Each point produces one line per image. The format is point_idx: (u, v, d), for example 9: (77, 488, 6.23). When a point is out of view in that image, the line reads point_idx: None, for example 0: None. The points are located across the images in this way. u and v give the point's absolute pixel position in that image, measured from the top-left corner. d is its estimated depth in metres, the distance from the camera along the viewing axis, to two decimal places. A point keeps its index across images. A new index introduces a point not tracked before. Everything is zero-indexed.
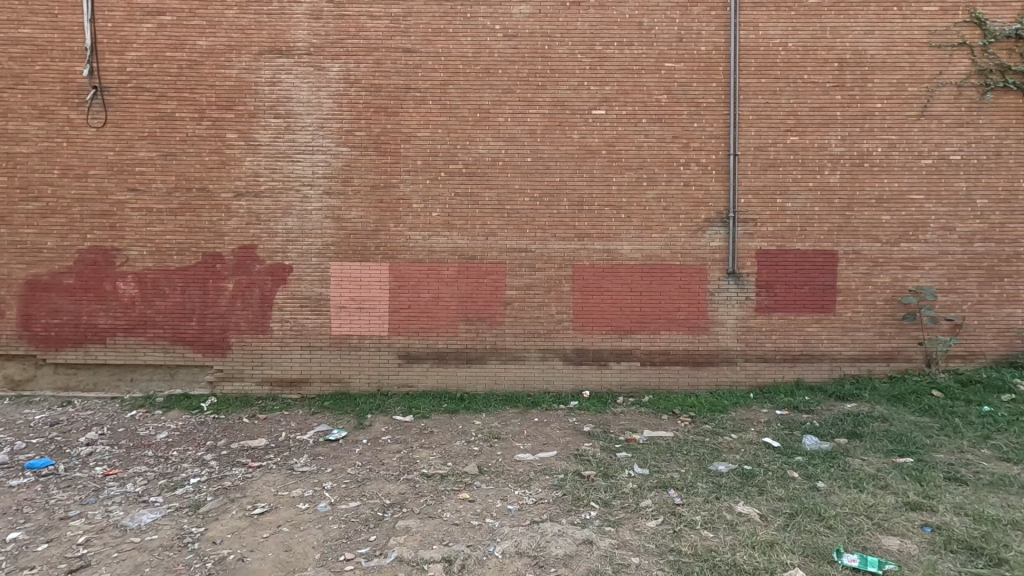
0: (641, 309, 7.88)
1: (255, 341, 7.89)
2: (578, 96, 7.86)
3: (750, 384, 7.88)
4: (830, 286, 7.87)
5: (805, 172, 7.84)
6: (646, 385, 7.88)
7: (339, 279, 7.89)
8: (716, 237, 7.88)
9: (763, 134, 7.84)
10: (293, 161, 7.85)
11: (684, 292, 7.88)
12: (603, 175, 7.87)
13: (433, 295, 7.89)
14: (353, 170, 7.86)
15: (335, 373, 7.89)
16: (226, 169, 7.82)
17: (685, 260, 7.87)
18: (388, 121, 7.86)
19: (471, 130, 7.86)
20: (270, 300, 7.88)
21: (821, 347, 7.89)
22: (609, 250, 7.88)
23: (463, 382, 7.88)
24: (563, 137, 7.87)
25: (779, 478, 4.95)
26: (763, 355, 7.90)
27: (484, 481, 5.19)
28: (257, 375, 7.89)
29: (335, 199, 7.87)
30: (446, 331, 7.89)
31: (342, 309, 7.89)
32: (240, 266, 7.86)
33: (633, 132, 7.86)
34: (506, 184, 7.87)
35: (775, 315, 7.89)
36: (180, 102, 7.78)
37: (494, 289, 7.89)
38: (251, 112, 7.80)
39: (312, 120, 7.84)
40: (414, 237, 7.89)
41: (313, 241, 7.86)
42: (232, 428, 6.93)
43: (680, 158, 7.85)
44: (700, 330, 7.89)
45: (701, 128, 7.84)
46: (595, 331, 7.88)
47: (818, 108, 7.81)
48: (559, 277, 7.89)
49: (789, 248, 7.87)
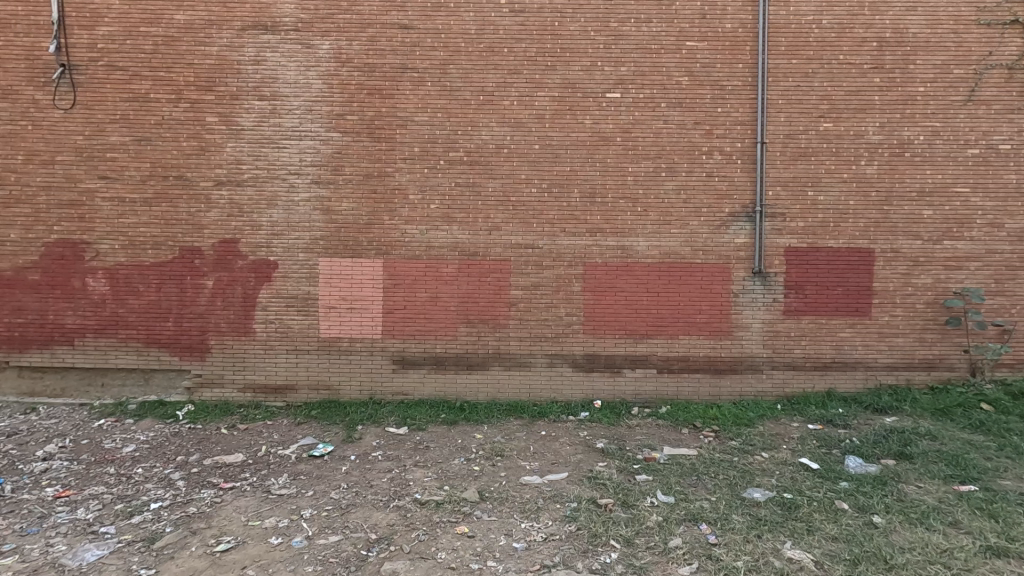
0: (659, 312, 7.20)
1: (237, 344, 7.23)
2: (591, 78, 7.18)
3: (778, 394, 7.20)
4: (865, 288, 7.18)
5: (839, 162, 7.15)
6: (663, 394, 7.20)
7: (329, 276, 7.23)
8: (741, 232, 7.20)
9: (793, 121, 7.15)
10: (279, 147, 7.18)
11: (705, 293, 7.20)
12: (619, 164, 7.19)
13: (431, 295, 7.22)
14: (344, 157, 7.20)
15: (324, 380, 7.23)
16: (206, 156, 7.16)
17: (707, 257, 7.20)
18: (383, 104, 7.19)
19: (474, 114, 7.19)
20: (253, 299, 7.22)
21: (855, 354, 7.21)
22: (623, 246, 7.20)
23: (462, 390, 7.21)
24: (575, 123, 7.19)
25: (828, 511, 4.29)
26: (791, 363, 7.22)
27: (485, 510, 4.52)
28: (239, 381, 7.23)
29: (325, 189, 7.20)
30: (445, 335, 7.22)
31: (332, 310, 7.22)
32: (220, 262, 7.20)
33: (651, 117, 7.17)
34: (511, 174, 7.20)
35: (805, 318, 7.20)
36: (156, 82, 7.11)
37: (498, 289, 7.21)
38: (232, 93, 7.13)
39: (300, 103, 7.17)
40: (410, 231, 7.22)
41: (300, 235, 7.20)
42: (207, 441, 6.28)
43: (702, 147, 7.17)
44: (723, 335, 7.21)
45: (726, 113, 7.16)
46: (607, 335, 7.21)
47: (855, 92, 7.12)
48: (569, 276, 7.21)
49: (821, 246, 7.18)
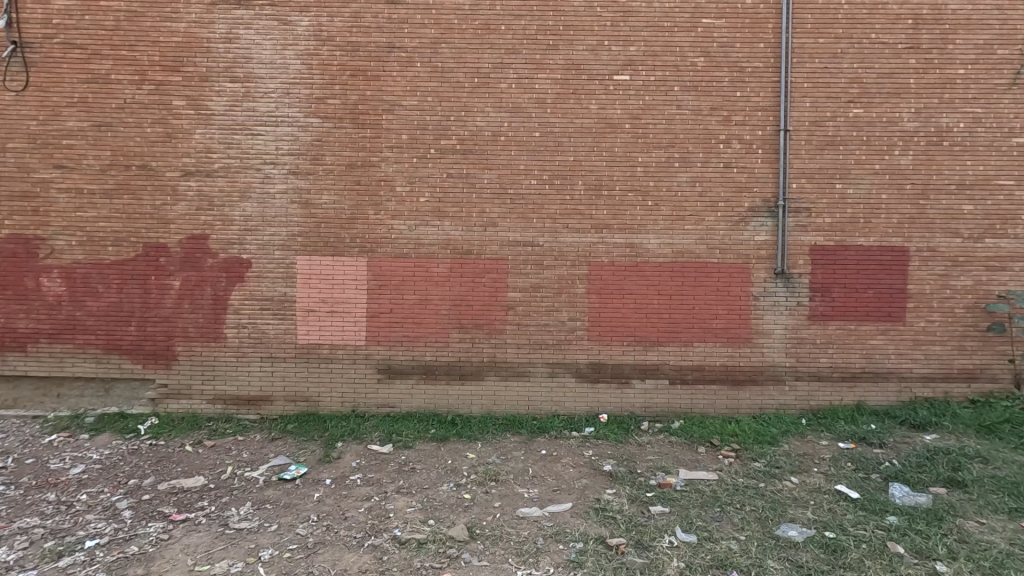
0: (671, 317, 6.53)
1: (207, 351, 6.56)
2: (597, 59, 6.51)
3: (802, 408, 6.53)
4: (898, 291, 6.51)
5: (870, 152, 6.48)
6: (676, 407, 6.53)
7: (308, 277, 6.56)
8: (762, 229, 6.53)
9: (820, 106, 6.48)
10: (253, 134, 6.52)
11: (722, 296, 6.53)
12: (627, 153, 6.52)
13: (420, 297, 6.55)
14: (325, 145, 6.53)
15: (303, 391, 6.56)
16: (172, 143, 6.49)
17: (724, 256, 6.53)
18: (368, 86, 6.52)
19: (468, 98, 6.52)
20: (224, 301, 6.55)
21: (887, 363, 6.54)
22: (632, 244, 6.54)
23: (454, 403, 6.54)
24: (578, 108, 6.53)
25: (880, 558, 3.73)
26: (817, 373, 6.55)
27: (475, 552, 3.92)
28: (208, 391, 6.56)
29: (304, 180, 6.54)
30: (436, 341, 6.55)
31: (311, 313, 6.56)
32: (188, 260, 6.53)
33: (663, 102, 6.51)
34: (509, 164, 6.53)
35: (833, 323, 6.53)
36: (117, 61, 6.44)
37: (494, 291, 6.54)
38: (201, 74, 6.46)
39: (275, 85, 6.50)
40: (397, 227, 6.56)
41: (276, 231, 6.54)
42: (167, 462, 5.62)
43: (719, 135, 6.51)
44: (741, 342, 6.54)
45: (746, 98, 6.50)
46: (614, 342, 6.54)
47: (888, 74, 6.46)
48: (572, 276, 6.54)
49: (851, 244, 6.51)
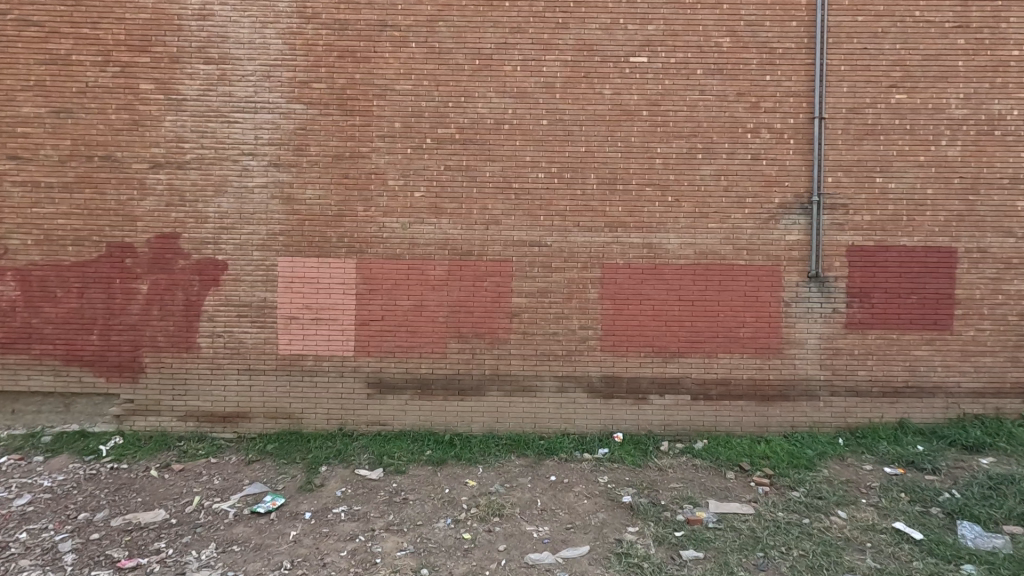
0: (693, 325, 5.88)
1: (177, 362, 5.90)
2: (611, 39, 5.87)
3: (838, 426, 5.89)
4: (945, 296, 5.87)
5: (914, 142, 5.84)
6: (698, 425, 5.89)
7: (290, 280, 5.90)
8: (795, 227, 5.89)
9: (858, 92, 5.85)
10: (229, 121, 5.87)
11: (750, 302, 5.89)
12: (645, 144, 5.88)
13: (415, 303, 5.90)
14: (309, 134, 5.88)
15: (284, 407, 5.91)
16: (139, 131, 5.84)
17: (752, 258, 5.89)
18: (358, 69, 5.87)
19: (468, 83, 5.88)
20: (197, 307, 5.89)
21: (932, 377, 5.90)
22: (650, 244, 5.89)
23: (452, 420, 5.89)
24: (591, 93, 5.89)
25: None
26: (855, 387, 5.91)
27: None
28: (179, 408, 5.90)
29: (285, 173, 5.89)
30: (432, 352, 5.90)
31: (294, 321, 5.90)
32: (157, 261, 5.87)
33: (685, 87, 5.87)
34: (513, 155, 5.89)
35: (872, 332, 5.89)
36: (77, 40, 5.79)
37: (497, 296, 5.89)
38: (172, 55, 5.82)
39: (254, 67, 5.85)
40: (389, 225, 5.91)
41: (255, 229, 5.89)
42: (126, 489, 4.96)
43: (746, 123, 5.87)
44: (771, 353, 5.89)
45: (777, 82, 5.86)
46: (630, 353, 5.89)
47: (934, 56, 5.82)
48: (583, 280, 5.90)
49: (892, 245, 5.87)
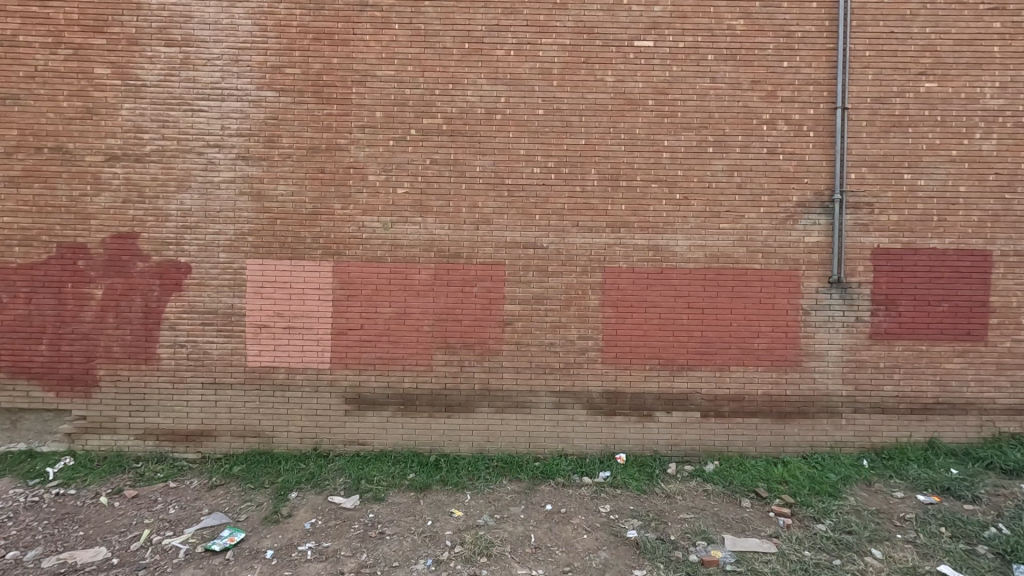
0: (703, 335, 5.36)
1: (135, 375, 5.35)
2: (614, 21, 5.35)
3: (862, 446, 5.37)
4: (980, 304, 5.36)
5: (945, 135, 5.33)
6: (709, 446, 5.36)
7: (260, 284, 5.36)
8: (815, 228, 5.37)
9: (884, 80, 5.34)
10: (194, 110, 5.32)
11: (766, 310, 5.37)
12: (650, 136, 5.36)
13: (398, 310, 5.36)
14: (282, 124, 5.35)
15: (253, 425, 5.36)
16: (94, 120, 5.29)
17: (768, 261, 5.37)
18: (335, 53, 5.34)
19: (457, 68, 5.35)
20: (157, 314, 5.34)
21: (965, 393, 5.38)
22: (656, 247, 5.36)
23: (438, 440, 5.36)
24: (591, 80, 5.36)
25: None
26: (880, 404, 5.38)
27: None
28: (137, 425, 5.35)
29: (255, 167, 5.35)
30: (416, 364, 5.36)
31: (264, 330, 5.36)
32: (113, 264, 5.32)
33: (694, 74, 5.35)
34: (506, 148, 5.36)
35: (899, 344, 5.37)
36: (25, 19, 5.24)
37: (488, 303, 5.36)
38: (130, 36, 5.28)
39: (221, 50, 5.31)
40: (370, 225, 5.37)
41: (221, 228, 5.34)
42: (67, 521, 4.47)
43: (761, 113, 5.35)
44: (789, 366, 5.37)
45: (795, 69, 5.34)
46: (634, 366, 5.36)
47: (967, 41, 5.31)
48: (583, 285, 5.37)
49: (922, 247, 5.36)
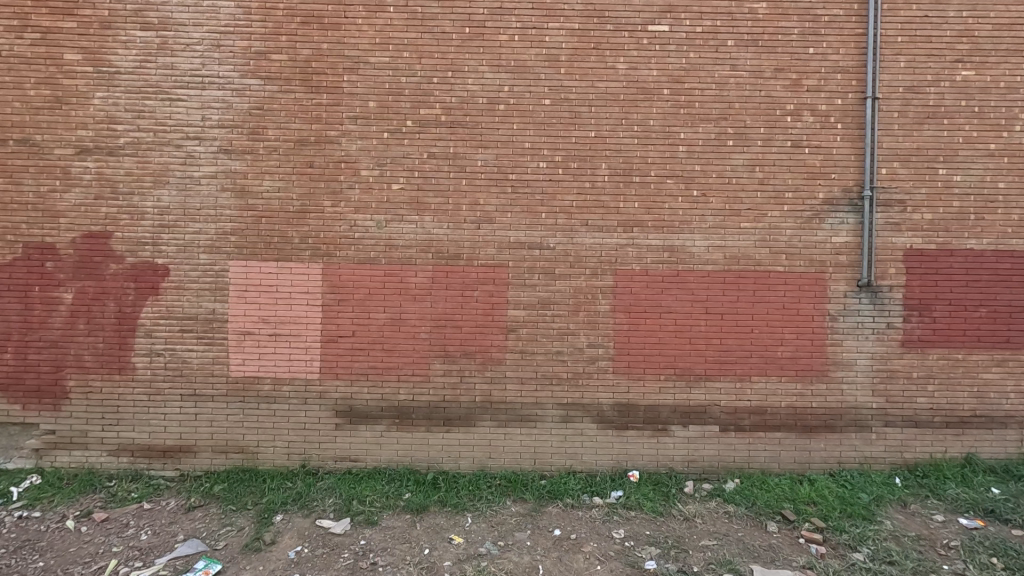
0: (722, 343, 4.97)
1: (108, 386, 4.94)
2: (626, 3, 4.95)
3: (893, 463, 4.98)
4: (1019, 310, 4.97)
5: (983, 127, 4.95)
6: (729, 462, 4.97)
7: (243, 288, 4.95)
8: (842, 228, 4.98)
9: (918, 67, 4.95)
10: (172, 99, 4.92)
11: (790, 316, 4.98)
12: (665, 128, 4.97)
13: (392, 316, 4.96)
14: (267, 114, 4.94)
15: (236, 440, 4.95)
16: (64, 110, 4.89)
17: (792, 264, 4.97)
18: (324, 37, 4.94)
19: (456, 55, 4.95)
20: (132, 320, 4.94)
21: (1003, 405, 5.00)
22: (672, 247, 4.97)
23: (437, 456, 4.96)
24: (601, 67, 4.97)
25: None
26: (913, 417, 4.99)
27: None
28: (110, 441, 4.94)
29: (238, 161, 4.94)
30: (413, 374, 4.96)
31: (248, 337, 4.96)
32: (84, 266, 4.91)
33: (713, 61, 4.96)
34: (509, 141, 4.96)
35: (933, 352, 4.98)
36: None
37: (490, 308, 4.96)
38: (102, 19, 4.87)
39: (202, 34, 4.91)
40: (362, 223, 4.97)
41: (202, 227, 4.94)
42: (27, 550, 4.14)
43: (785, 103, 4.96)
44: (814, 376, 4.98)
45: (821, 55, 4.95)
46: (647, 376, 4.96)
47: (1007, 25, 4.93)
48: (592, 289, 4.97)
49: (958, 248, 4.96)
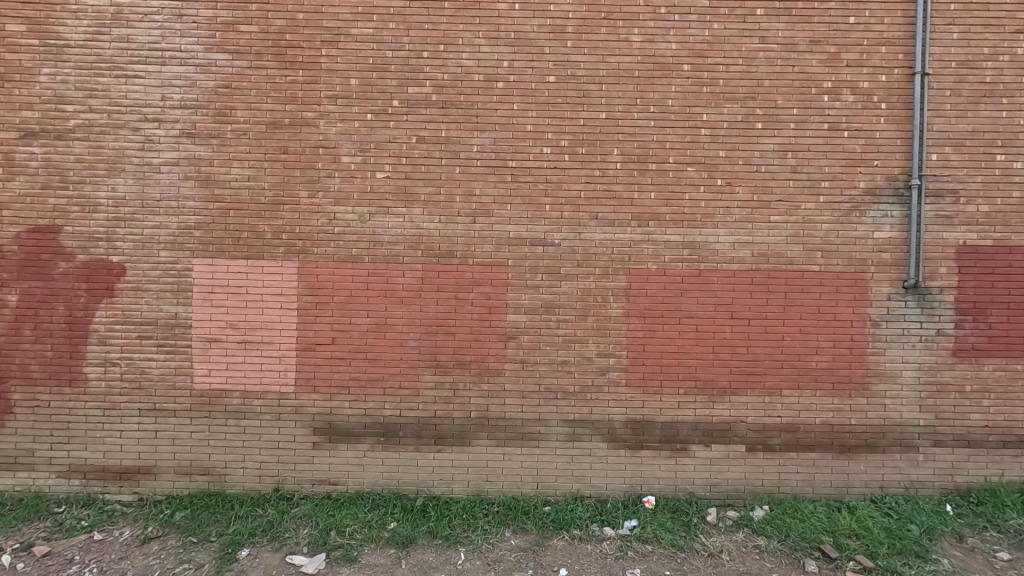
0: (749, 352, 4.39)
1: (57, 400, 4.39)
2: None
3: (942, 487, 4.41)
4: None
5: None
6: (756, 486, 4.39)
7: (209, 289, 4.39)
8: (886, 222, 4.39)
9: (972, 40, 4.36)
10: (128, 75, 4.36)
11: (826, 321, 4.39)
12: (685, 108, 4.39)
13: (377, 321, 4.40)
14: (236, 93, 4.38)
15: (201, 460, 4.39)
16: (6, 89, 4.33)
17: (829, 262, 4.39)
18: (300, 6, 4.37)
19: (449, 25, 4.38)
20: (84, 325, 4.39)
21: None
22: (693, 244, 4.39)
23: (427, 479, 4.40)
24: (613, 39, 4.38)
25: None
26: (966, 436, 4.41)
27: None
28: (60, 461, 4.40)
29: (203, 146, 4.38)
30: (400, 387, 4.40)
31: (215, 345, 4.40)
32: (30, 264, 4.36)
33: (740, 33, 4.38)
34: (509, 123, 4.39)
35: (989, 363, 4.40)
36: None
37: (487, 312, 4.39)
38: None
39: (162, 3, 4.35)
40: (342, 216, 4.40)
41: (162, 220, 4.38)
42: None
43: (822, 80, 4.37)
44: (853, 389, 4.39)
45: (863, 25, 4.36)
46: (665, 389, 4.39)
47: None
48: (602, 290, 4.40)
49: (1018, 245, 4.37)
